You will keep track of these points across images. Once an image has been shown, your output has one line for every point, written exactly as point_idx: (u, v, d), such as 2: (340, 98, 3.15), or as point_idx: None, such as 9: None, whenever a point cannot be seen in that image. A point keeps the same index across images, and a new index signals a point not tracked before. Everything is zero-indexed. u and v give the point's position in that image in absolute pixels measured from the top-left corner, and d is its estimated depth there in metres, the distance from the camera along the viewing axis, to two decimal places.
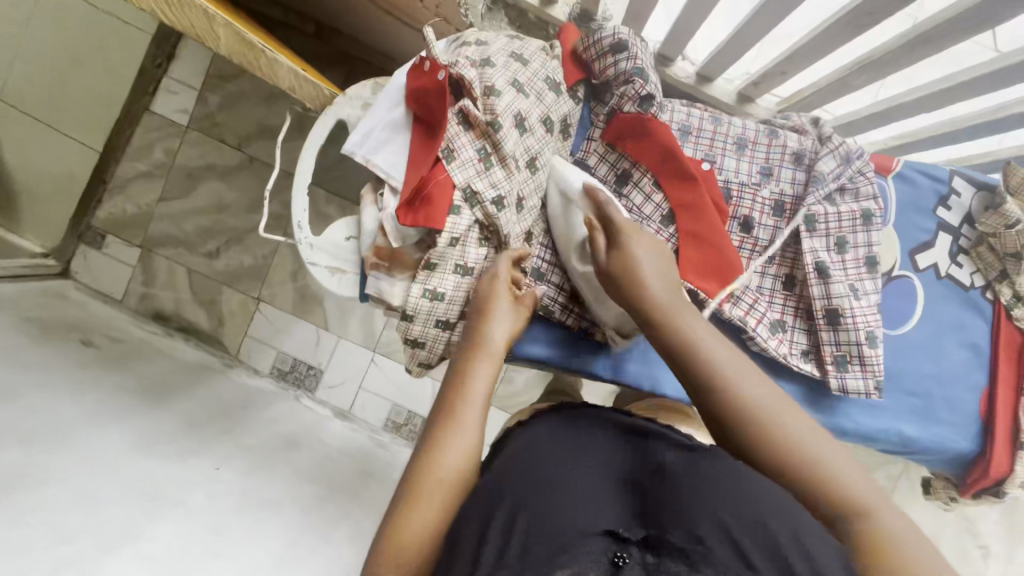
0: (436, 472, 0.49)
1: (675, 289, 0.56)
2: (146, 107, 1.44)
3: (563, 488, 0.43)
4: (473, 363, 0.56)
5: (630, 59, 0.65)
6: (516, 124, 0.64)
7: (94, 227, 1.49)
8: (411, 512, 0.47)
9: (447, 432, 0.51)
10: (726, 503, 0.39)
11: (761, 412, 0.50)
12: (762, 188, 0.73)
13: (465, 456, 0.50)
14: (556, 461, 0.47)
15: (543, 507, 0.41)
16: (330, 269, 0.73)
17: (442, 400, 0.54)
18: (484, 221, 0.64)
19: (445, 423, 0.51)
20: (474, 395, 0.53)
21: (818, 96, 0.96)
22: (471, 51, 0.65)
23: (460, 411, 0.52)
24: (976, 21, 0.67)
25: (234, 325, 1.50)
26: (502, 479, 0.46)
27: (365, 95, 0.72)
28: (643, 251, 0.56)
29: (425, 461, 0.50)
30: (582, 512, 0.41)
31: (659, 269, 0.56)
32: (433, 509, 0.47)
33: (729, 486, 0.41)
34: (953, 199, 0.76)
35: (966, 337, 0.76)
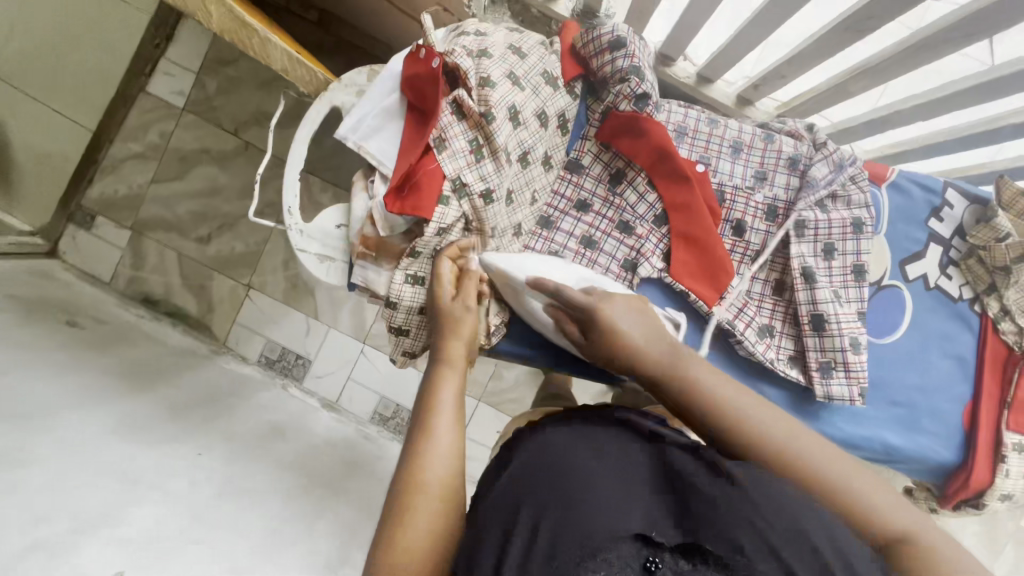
0: (419, 483, 0.48)
1: (661, 340, 0.55)
2: (142, 88, 1.43)
3: (590, 487, 0.42)
4: (439, 374, 0.56)
5: (627, 57, 0.64)
6: (510, 117, 0.63)
7: (86, 207, 1.47)
8: (404, 523, 0.47)
9: (428, 442, 0.51)
10: (761, 505, 0.39)
11: (762, 426, 0.49)
12: (755, 192, 0.72)
13: (446, 464, 0.50)
14: (575, 460, 0.46)
15: (571, 508, 0.41)
16: (318, 257, 0.72)
17: (416, 412, 0.54)
18: (472, 211, 0.63)
19: (423, 432, 0.52)
20: (439, 407, 0.53)
21: (816, 102, 0.96)
22: (468, 40, 0.64)
23: (430, 422, 0.52)
24: (977, 29, 0.67)
25: (223, 312, 1.49)
26: (530, 477, 0.46)
27: (361, 83, 0.72)
28: (621, 317, 0.55)
29: (409, 471, 0.49)
30: (611, 514, 0.40)
31: (639, 326, 0.55)
32: (423, 521, 0.47)
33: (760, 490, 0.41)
34: (945, 211, 0.76)
35: (952, 348, 0.76)
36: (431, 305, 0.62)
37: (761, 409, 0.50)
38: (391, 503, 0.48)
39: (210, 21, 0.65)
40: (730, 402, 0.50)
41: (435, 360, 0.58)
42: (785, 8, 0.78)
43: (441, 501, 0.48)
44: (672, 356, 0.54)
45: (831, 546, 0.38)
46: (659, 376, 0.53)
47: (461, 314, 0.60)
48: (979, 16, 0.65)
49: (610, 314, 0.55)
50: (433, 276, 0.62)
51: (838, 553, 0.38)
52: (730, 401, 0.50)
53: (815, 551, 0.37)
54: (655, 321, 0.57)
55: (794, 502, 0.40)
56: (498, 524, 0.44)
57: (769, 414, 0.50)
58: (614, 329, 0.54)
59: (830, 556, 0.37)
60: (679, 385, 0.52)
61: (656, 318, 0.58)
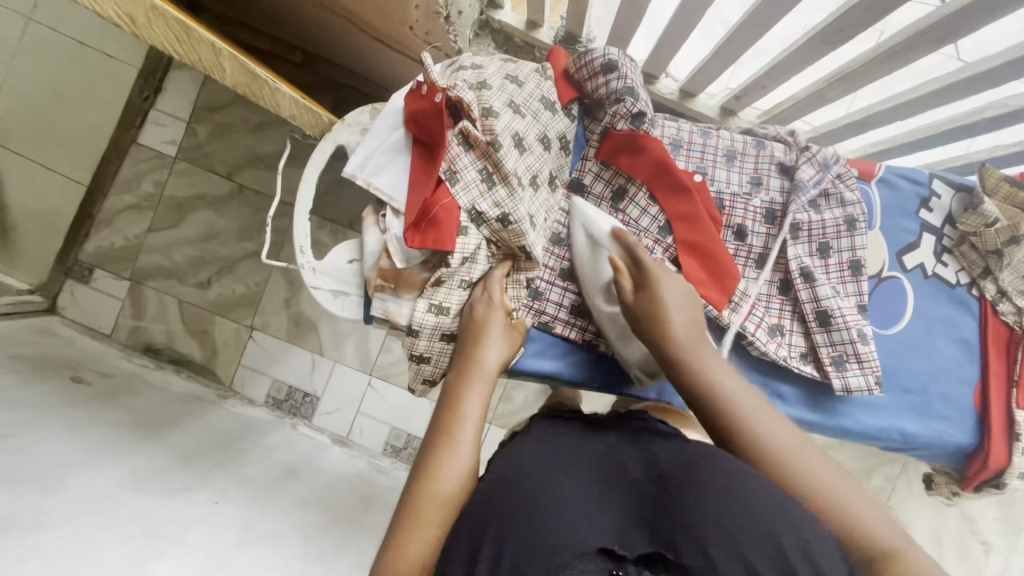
0: (435, 488, 0.50)
1: (699, 330, 0.58)
2: (134, 139, 1.45)
3: (559, 503, 0.42)
4: (462, 389, 0.58)
5: (619, 79, 0.67)
6: (515, 144, 0.65)
7: (83, 261, 1.48)
8: (411, 535, 0.48)
9: (447, 454, 0.52)
10: (720, 502, 0.40)
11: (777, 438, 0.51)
12: (752, 197, 0.75)
13: (462, 476, 0.51)
14: (542, 473, 0.46)
15: (540, 520, 0.41)
16: (333, 293, 0.72)
17: (438, 427, 0.55)
18: (494, 233, 0.65)
19: (443, 441, 0.53)
20: (468, 414, 0.56)
21: (798, 108, 1.00)
22: (467, 74, 0.67)
23: (455, 431, 0.54)
24: (945, 32, 0.70)
25: (227, 355, 1.49)
26: (494, 492, 0.46)
27: (364, 121, 0.73)
28: (671, 295, 0.58)
29: (425, 476, 0.51)
30: (577, 528, 0.40)
31: (684, 306, 0.58)
32: (431, 531, 0.48)
33: (721, 486, 0.41)
34: (934, 201, 0.79)
35: (956, 333, 0.78)
36: (467, 322, 0.64)
37: (767, 410, 0.53)
38: (402, 510, 0.50)
39: (223, 75, 0.62)
40: (739, 404, 0.53)
41: (463, 370, 0.60)
42: (757, 25, 0.83)
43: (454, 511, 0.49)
44: (702, 344, 0.57)
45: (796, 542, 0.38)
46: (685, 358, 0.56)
47: (495, 317, 0.63)
48: (941, 23, 0.69)
49: (666, 286, 0.58)
50: (485, 298, 0.64)
51: (803, 555, 0.38)
52: (740, 403, 0.53)
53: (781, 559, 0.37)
54: (701, 314, 0.59)
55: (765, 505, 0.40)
56: (471, 542, 0.44)
57: (771, 421, 0.52)
58: (660, 301, 0.57)
59: (794, 558, 0.37)
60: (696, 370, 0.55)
61: (703, 314, 0.60)
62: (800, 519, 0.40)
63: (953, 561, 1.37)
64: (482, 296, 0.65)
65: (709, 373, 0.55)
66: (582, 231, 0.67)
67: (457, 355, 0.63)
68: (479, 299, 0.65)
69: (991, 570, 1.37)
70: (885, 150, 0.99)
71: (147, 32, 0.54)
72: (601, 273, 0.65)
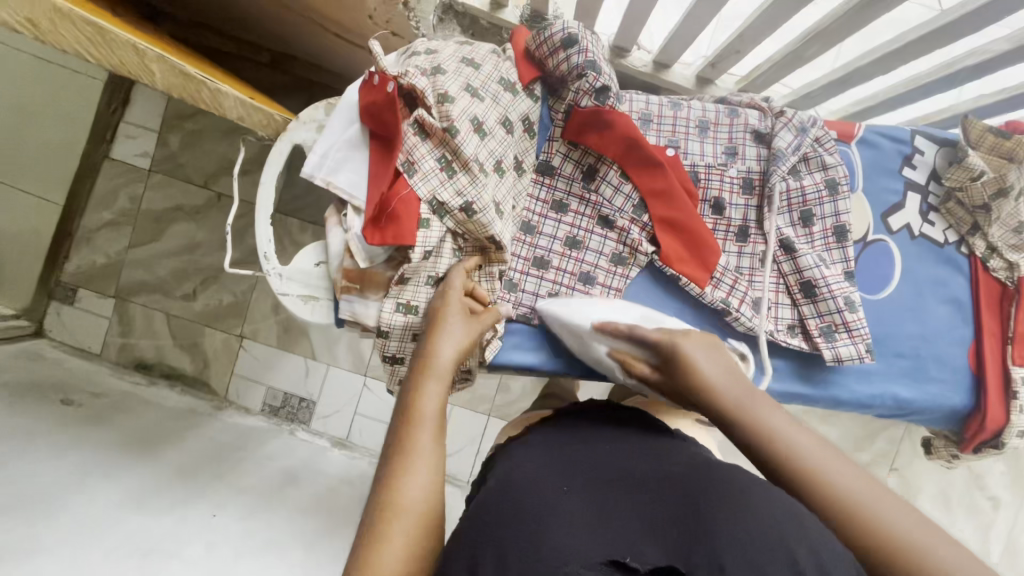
0: (400, 505, 0.44)
1: (740, 379, 0.50)
2: (106, 154, 1.42)
3: (559, 515, 0.41)
4: (420, 387, 0.52)
5: (581, 53, 0.63)
6: (475, 128, 0.62)
7: (65, 282, 1.46)
8: (377, 557, 0.42)
9: (406, 464, 0.47)
10: (730, 517, 0.38)
11: (845, 484, 0.42)
12: (728, 167, 0.72)
13: (428, 487, 0.46)
14: (544, 487, 0.45)
15: (542, 531, 0.40)
16: (301, 297, 0.69)
17: (393, 431, 0.49)
18: (459, 225, 0.62)
19: (399, 455, 0.47)
20: (426, 414, 0.50)
21: (773, 70, 0.97)
22: (421, 60, 0.65)
23: (413, 437, 0.48)
24: None
25: (219, 364, 1.47)
26: (494, 505, 0.45)
27: (320, 117, 0.70)
28: (695, 353, 0.52)
29: (386, 493, 0.45)
30: (583, 540, 0.39)
31: (714, 362, 0.52)
32: (399, 548, 0.42)
33: (723, 494, 0.40)
34: (917, 158, 0.76)
35: (947, 293, 0.76)
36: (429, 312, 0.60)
37: (830, 453, 0.44)
38: (363, 531, 0.44)
39: (153, 78, 0.58)
40: (796, 448, 0.44)
41: (419, 366, 0.54)
42: None
43: (425, 525, 0.44)
44: (748, 393, 0.49)
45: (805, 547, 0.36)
46: (719, 412, 0.49)
47: (458, 316, 0.59)
48: None
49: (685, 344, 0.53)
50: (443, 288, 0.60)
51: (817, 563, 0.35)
52: (798, 445, 0.44)
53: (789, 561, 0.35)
54: (739, 367, 0.52)
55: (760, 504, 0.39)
56: (467, 553, 0.41)
57: (851, 477, 0.42)
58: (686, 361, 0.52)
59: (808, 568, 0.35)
60: (740, 421, 0.47)
61: (736, 364, 0.53)
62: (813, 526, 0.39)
63: (963, 520, 1.37)
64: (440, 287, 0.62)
65: (761, 420, 0.46)
66: (559, 327, 0.66)
67: (419, 349, 0.59)
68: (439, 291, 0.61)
69: (1000, 525, 1.36)
70: (870, 107, 0.96)
71: (55, 38, 0.52)
72: (596, 355, 0.65)
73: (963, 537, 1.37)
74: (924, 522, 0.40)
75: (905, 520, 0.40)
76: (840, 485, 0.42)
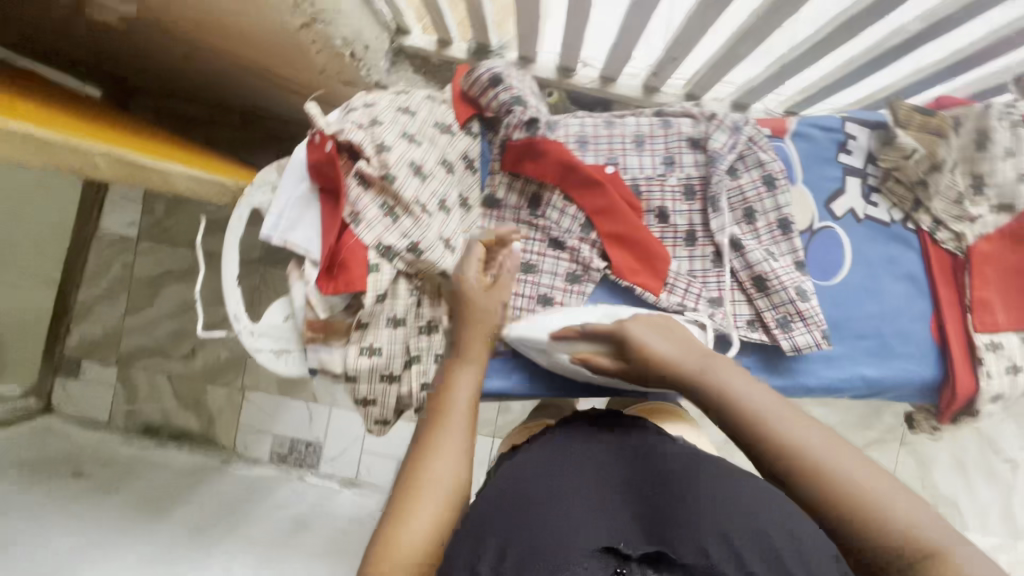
0: (426, 478, 0.50)
1: (699, 352, 0.57)
2: (96, 228, 1.48)
3: (561, 514, 0.48)
4: (455, 370, 0.59)
5: (506, 90, 0.67)
6: (414, 172, 0.66)
7: (69, 355, 1.50)
8: (405, 519, 0.48)
9: (439, 438, 0.53)
10: (716, 515, 0.46)
11: (801, 438, 0.47)
12: (667, 177, 0.74)
13: (457, 466, 0.52)
14: (559, 488, 0.51)
15: (536, 530, 0.46)
16: (274, 352, 0.72)
17: (430, 412, 0.56)
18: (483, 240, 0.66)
19: (434, 431, 0.54)
20: (458, 399, 0.56)
21: (712, 72, 1.01)
22: (357, 114, 0.67)
23: (445, 417, 0.55)
24: None
25: (224, 420, 1.49)
26: (503, 503, 0.51)
27: (273, 179, 0.73)
28: (648, 338, 0.59)
29: (417, 464, 0.51)
30: (585, 533, 0.45)
31: (669, 342, 0.59)
32: (426, 516, 0.48)
33: (714, 497, 0.48)
34: (852, 143, 0.78)
35: (900, 269, 0.78)
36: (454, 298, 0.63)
37: (786, 411, 0.49)
38: (397, 494, 0.50)
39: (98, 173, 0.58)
40: (755, 407, 0.50)
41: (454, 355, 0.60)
42: (644, 6, 0.84)
43: (447, 498, 0.50)
44: (707, 363, 0.55)
45: (783, 535, 0.44)
46: (687, 381, 0.55)
47: (486, 308, 0.62)
48: None
49: (638, 334, 0.59)
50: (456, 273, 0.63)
51: (794, 553, 0.43)
52: (757, 406, 0.50)
53: (770, 552, 0.43)
54: (692, 342, 0.59)
55: (757, 518, 0.46)
56: (477, 535, 0.48)
57: (805, 429, 0.48)
58: (645, 348, 0.58)
59: (786, 554, 0.43)
60: (707, 389, 0.54)
61: (688, 338, 0.61)
62: (783, 515, 0.46)
63: (981, 485, 1.36)
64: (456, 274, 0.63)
65: (726, 386, 0.53)
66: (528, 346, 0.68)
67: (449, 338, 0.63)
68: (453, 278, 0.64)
69: (1020, 486, 1.35)
70: (819, 89, 0.97)
71: None
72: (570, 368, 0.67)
73: (986, 503, 1.35)
74: (866, 462, 0.45)
75: (852, 464, 0.45)
76: (795, 439, 0.47)
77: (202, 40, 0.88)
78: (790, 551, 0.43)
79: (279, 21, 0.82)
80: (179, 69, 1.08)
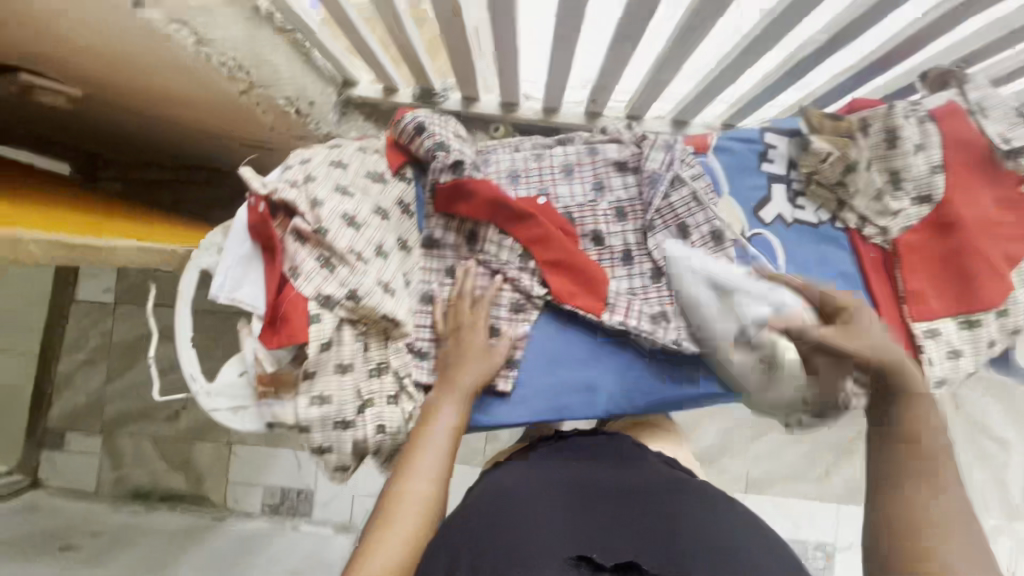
0: (406, 493, 0.59)
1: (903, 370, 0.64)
2: (72, 298, 1.49)
3: (542, 519, 0.51)
4: (438, 400, 0.68)
5: (430, 136, 0.71)
6: (347, 223, 0.69)
7: (53, 427, 1.50)
8: (384, 530, 0.56)
9: (415, 464, 0.62)
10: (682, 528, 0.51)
11: (941, 512, 0.55)
12: (598, 202, 0.77)
13: (427, 485, 0.60)
14: (538, 495, 0.56)
15: (524, 531, 0.50)
16: (231, 408, 0.73)
17: (413, 438, 0.65)
18: (449, 299, 0.73)
19: (413, 455, 0.63)
20: (433, 430, 0.65)
21: (644, 95, 1.05)
22: (293, 171, 0.71)
23: (422, 444, 0.64)
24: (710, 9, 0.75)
25: (213, 477, 1.47)
26: (492, 507, 0.55)
27: (219, 240, 0.74)
28: (871, 327, 0.64)
29: (399, 482, 0.61)
30: (562, 539, 0.49)
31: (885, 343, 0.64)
32: (401, 529, 0.56)
33: (683, 514, 0.53)
34: (772, 152, 0.82)
35: (834, 268, 0.79)
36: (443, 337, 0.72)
37: (951, 489, 0.57)
38: (380, 509, 0.59)
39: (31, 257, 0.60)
40: (934, 469, 0.58)
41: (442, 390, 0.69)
42: (565, 43, 0.89)
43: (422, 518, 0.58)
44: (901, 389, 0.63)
45: (725, 547, 0.50)
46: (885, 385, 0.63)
47: (466, 352, 0.70)
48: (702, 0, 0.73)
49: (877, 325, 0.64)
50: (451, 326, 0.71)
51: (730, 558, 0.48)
52: (935, 468, 0.58)
53: (710, 559, 0.48)
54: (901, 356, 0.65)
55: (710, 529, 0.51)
56: (457, 536, 0.53)
57: (946, 506, 0.56)
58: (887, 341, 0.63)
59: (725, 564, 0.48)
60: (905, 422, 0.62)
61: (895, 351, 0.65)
62: (728, 527, 0.52)
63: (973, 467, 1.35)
64: (447, 323, 0.72)
65: (918, 419, 0.61)
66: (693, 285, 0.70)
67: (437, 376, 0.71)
68: (445, 324, 0.72)
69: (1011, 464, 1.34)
70: (750, 100, 1.01)
71: None
72: (731, 324, 0.66)
73: (980, 486, 1.35)
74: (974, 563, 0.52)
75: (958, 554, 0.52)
76: (942, 510, 0.55)
77: (159, 108, 0.93)
78: (730, 561, 0.48)
79: (220, 86, 0.86)
80: (139, 137, 1.12)
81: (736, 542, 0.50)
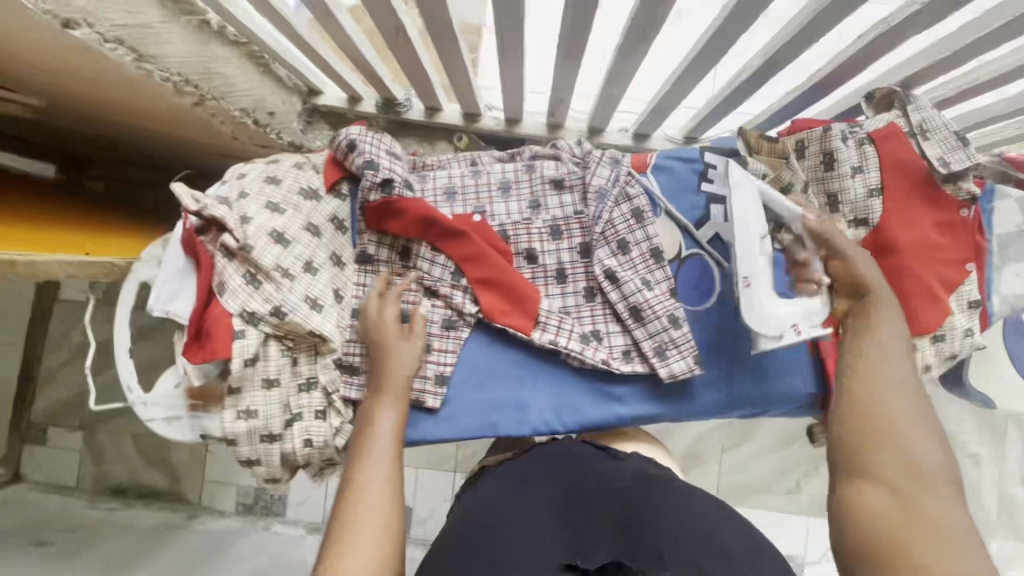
0: (359, 504, 0.57)
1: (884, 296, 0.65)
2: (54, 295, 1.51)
3: (524, 529, 0.53)
4: (376, 405, 0.67)
5: (360, 154, 0.71)
6: (275, 240, 0.70)
7: (35, 422, 1.52)
8: (344, 542, 0.54)
9: (362, 473, 0.60)
10: (665, 527, 0.52)
11: (893, 416, 0.55)
12: (534, 220, 0.78)
13: (380, 489, 0.59)
14: (515, 502, 0.57)
15: (508, 543, 0.51)
16: (166, 419, 0.74)
17: (354, 447, 0.64)
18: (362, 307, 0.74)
19: (357, 463, 0.61)
20: (380, 432, 0.65)
21: (602, 108, 1.05)
22: (227, 189, 0.72)
23: (368, 450, 0.63)
24: (646, 28, 0.75)
25: (189, 475, 1.50)
26: (474, 515, 0.56)
27: (159, 253, 0.76)
28: None
29: (348, 492, 0.59)
30: (547, 551, 0.51)
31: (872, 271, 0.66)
32: (364, 537, 0.54)
33: (659, 514, 0.54)
34: (711, 172, 0.82)
35: None
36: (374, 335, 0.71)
37: (905, 397, 0.57)
38: (332, 526, 0.56)
39: None
40: (888, 381, 0.58)
41: (377, 391, 0.68)
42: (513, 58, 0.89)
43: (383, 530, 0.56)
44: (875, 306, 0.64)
45: (704, 545, 0.51)
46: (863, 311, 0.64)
47: (400, 345, 0.70)
48: (637, 21, 0.73)
49: None
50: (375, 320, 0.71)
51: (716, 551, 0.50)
52: (885, 380, 0.58)
53: (689, 556, 0.49)
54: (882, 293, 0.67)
55: (685, 527, 0.52)
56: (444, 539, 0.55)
57: (906, 412, 0.56)
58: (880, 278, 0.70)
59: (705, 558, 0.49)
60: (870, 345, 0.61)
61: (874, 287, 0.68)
62: (706, 520, 0.54)
63: None
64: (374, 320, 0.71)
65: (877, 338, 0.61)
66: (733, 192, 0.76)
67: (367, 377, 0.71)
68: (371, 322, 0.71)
69: None
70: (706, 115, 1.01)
71: None
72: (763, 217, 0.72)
73: None
74: (939, 461, 0.52)
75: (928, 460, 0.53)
76: (897, 415, 0.56)
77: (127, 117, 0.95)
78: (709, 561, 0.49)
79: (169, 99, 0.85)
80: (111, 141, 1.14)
81: (719, 542, 0.51)
